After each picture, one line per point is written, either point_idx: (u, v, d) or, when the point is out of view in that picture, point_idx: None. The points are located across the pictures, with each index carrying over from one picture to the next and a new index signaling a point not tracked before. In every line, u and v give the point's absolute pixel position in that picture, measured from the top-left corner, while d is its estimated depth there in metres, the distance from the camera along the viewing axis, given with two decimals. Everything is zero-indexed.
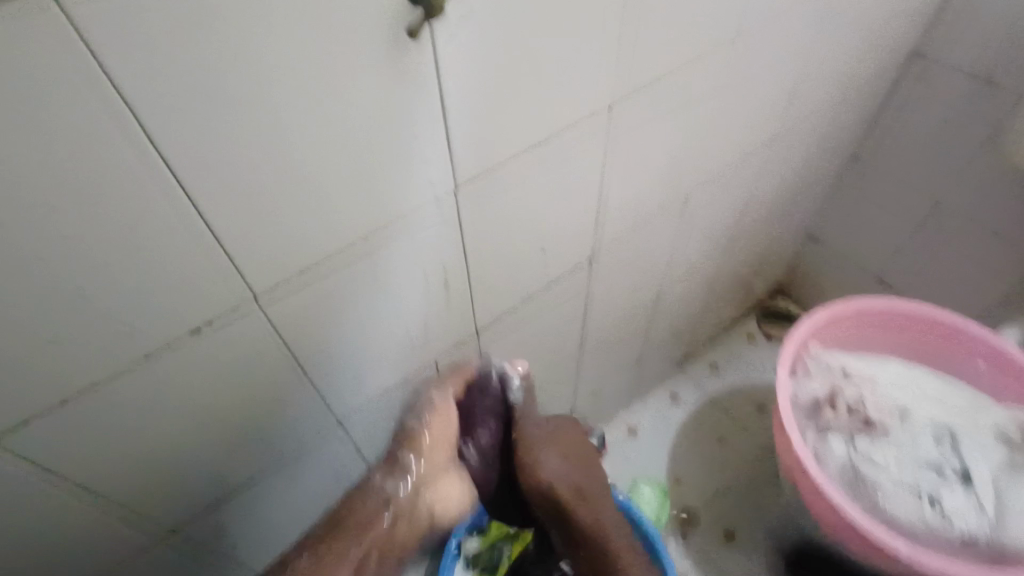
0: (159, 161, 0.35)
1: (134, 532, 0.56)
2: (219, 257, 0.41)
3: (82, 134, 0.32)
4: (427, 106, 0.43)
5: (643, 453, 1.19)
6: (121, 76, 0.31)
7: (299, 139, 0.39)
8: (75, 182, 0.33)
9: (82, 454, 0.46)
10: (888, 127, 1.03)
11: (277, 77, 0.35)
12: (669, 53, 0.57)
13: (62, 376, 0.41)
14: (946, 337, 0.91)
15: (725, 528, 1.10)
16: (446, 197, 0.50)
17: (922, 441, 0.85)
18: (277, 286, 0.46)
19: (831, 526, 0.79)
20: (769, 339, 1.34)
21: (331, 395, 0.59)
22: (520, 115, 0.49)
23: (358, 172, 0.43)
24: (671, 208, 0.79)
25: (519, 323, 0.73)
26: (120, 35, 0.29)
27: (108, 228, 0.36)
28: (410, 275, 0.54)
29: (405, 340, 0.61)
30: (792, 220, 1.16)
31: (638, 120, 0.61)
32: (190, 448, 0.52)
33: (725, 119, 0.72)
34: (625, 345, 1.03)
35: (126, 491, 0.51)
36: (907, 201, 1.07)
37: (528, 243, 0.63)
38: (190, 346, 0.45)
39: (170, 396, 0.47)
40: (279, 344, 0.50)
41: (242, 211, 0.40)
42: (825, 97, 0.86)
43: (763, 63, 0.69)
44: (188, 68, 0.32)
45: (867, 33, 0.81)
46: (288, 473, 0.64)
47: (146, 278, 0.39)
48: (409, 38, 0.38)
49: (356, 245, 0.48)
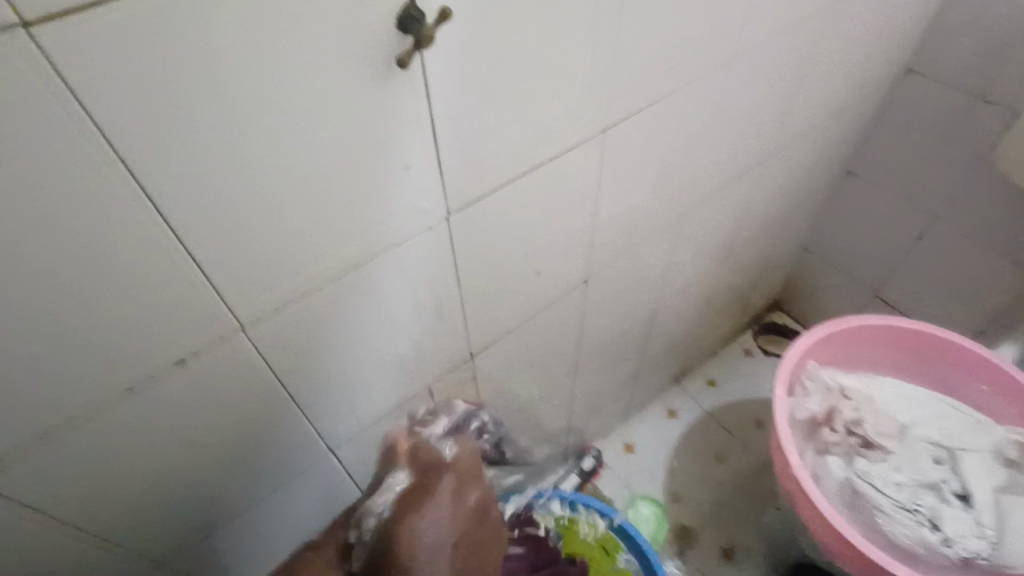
0: (142, 195, 0.34)
1: (118, 567, 0.54)
2: (204, 286, 0.40)
3: (64, 171, 0.31)
4: (418, 132, 0.42)
5: (640, 470, 1.17)
6: (98, 107, 0.30)
7: (288, 169, 0.38)
8: (52, 212, 0.32)
9: (65, 489, 0.45)
10: (878, 143, 1.04)
11: (263, 106, 0.34)
12: (661, 73, 0.56)
13: (43, 412, 0.39)
14: (948, 352, 0.90)
15: (722, 547, 1.08)
16: (437, 223, 0.49)
17: (921, 460, 0.84)
18: (266, 315, 0.45)
19: (833, 549, 0.78)
20: (765, 353, 1.34)
21: (321, 422, 0.58)
22: (514, 137, 0.49)
23: (347, 203, 0.42)
24: (666, 225, 0.78)
25: (513, 344, 0.72)
26: (100, 73, 0.29)
27: (89, 262, 0.35)
28: (402, 298, 0.53)
29: (397, 364, 0.59)
30: (787, 235, 1.15)
31: (633, 140, 0.61)
32: (175, 478, 0.51)
33: (721, 137, 0.72)
34: (621, 362, 1.02)
35: (109, 524, 0.50)
36: (902, 216, 1.07)
37: (522, 265, 0.62)
38: (176, 377, 0.44)
39: (154, 429, 0.46)
40: (267, 373, 0.49)
41: (225, 242, 0.39)
42: (821, 114, 0.87)
43: (757, 80, 0.69)
44: (172, 102, 0.31)
45: (860, 49, 0.81)
46: (279, 501, 0.62)
47: (127, 311, 0.38)
48: (399, 67, 0.38)
49: (345, 274, 0.47)
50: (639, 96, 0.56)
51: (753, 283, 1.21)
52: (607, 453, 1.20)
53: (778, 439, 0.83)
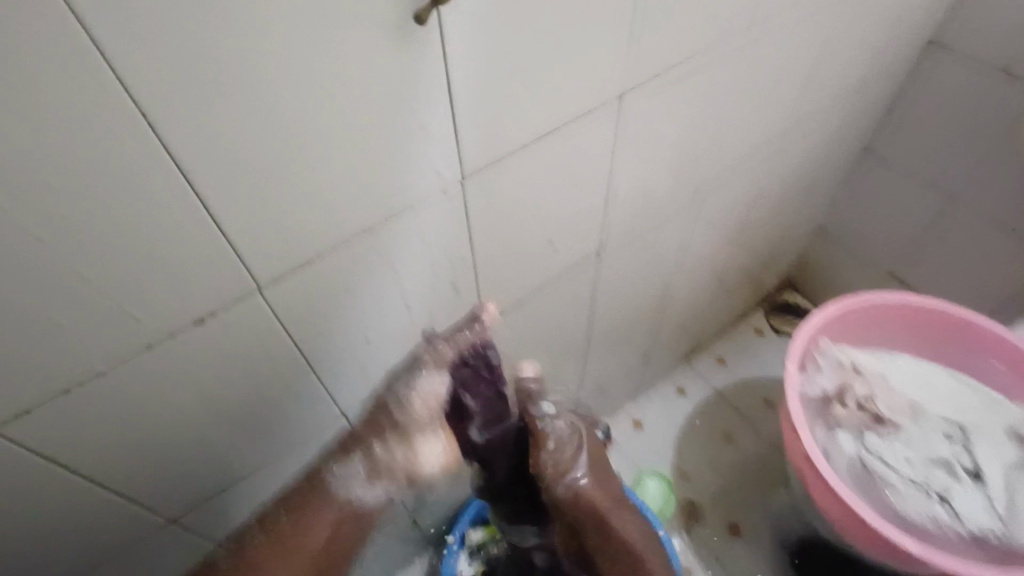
0: (165, 153, 0.34)
1: (136, 523, 0.56)
2: (221, 251, 0.41)
3: (87, 127, 0.31)
4: (436, 91, 0.42)
5: (649, 446, 1.18)
6: (122, 60, 0.30)
7: (305, 128, 0.38)
8: (68, 166, 0.32)
9: (87, 445, 0.46)
10: (895, 119, 1.02)
11: (277, 61, 0.34)
12: (682, 40, 0.55)
13: (66, 367, 0.40)
14: (964, 330, 0.89)
15: (729, 523, 1.09)
16: (452, 186, 0.49)
17: (934, 438, 0.84)
18: (285, 274, 0.45)
19: (843, 524, 0.78)
20: (776, 333, 1.33)
21: (336, 385, 0.59)
22: (528, 104, 0.48)
23: (363, 161, 0.42)
24: (681, 199, 0.78)
25: (525, 315, 0.72)
26: (120, 27, 0.29)
27: (113, 219, 0.35)
28: (419, 261, 0.53)
29: (409, 330, 0.60)
30: (802, 213, 1.14)
31: (651, 110, 0.60)
32: (193, 437, 0.52)
33: (739, 110, 0.71)
34: (632, 338, 1.02)
35: (128, 481, 0.51)
36: (922, 194, 1.05)
37: (536, 235, 0.62)
38: (196, 337, 0.44)
39: (174, 389, 0.47)
40: (283, 335, 0.49)
41: (246, 200, 0.39)
42: (841, 87, 0.85)
43: (779, 54, 0.68)
44: (191, 58, 0.31)
45: (885, 21, 0.79)
46: (292, 464, 0.63)
47: (150, 267, 0.39)
48: (417, 23, 0.37)
49: (360, 235, 0.47)
50: (658, 65, 0.56)
51: (765, 261, 1.20)
52: (616, 430, 1.20)
53: (789, 414, 0.83)
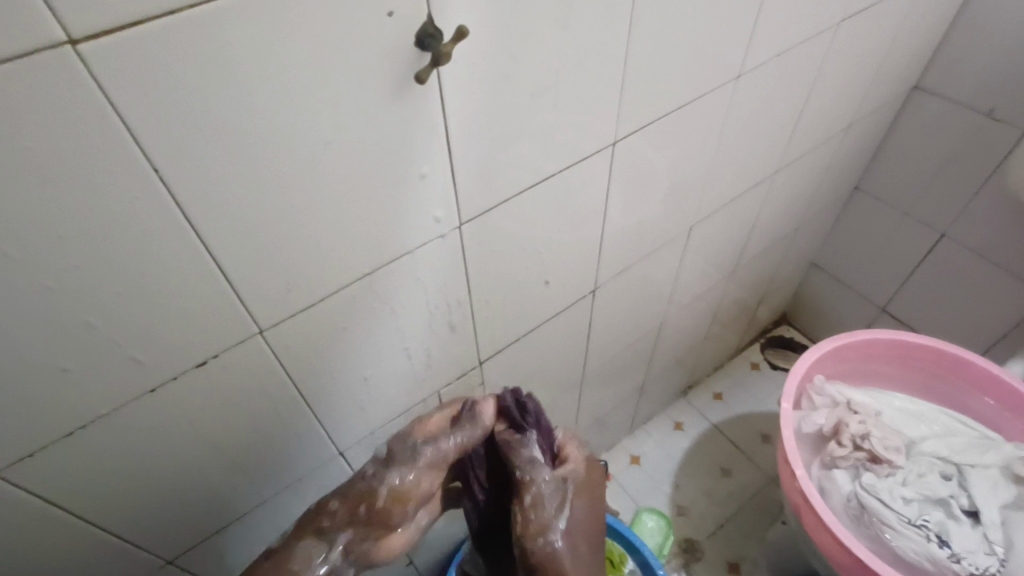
0: (174, 206, 0.35)
1: (130, 566, 0.55)
2: (223, 295, 0.42)
3: (101, 183, 0.32)
4: (434, 142, 0.43)
5: (646, 482, 1.17)
6: (138, 122, 0.31)
7: (308, 178, 0.39)
8: (82, 220, 0.33)
9: (86, 487, 0.46)
10: (883, 159, 1.05)
11: (283, 118, 0.36)
12: (672, 92, 0.58)
13: (68, 412, 0.41)
14: (955, 366, 0.91)
15: (728, 561, 1.08)
16: (450, 231, 0.51)
17: (929, 477, 0.83)
18: (285, 318, 0.46)
19: (842, 565, 0.77)
20: (773, 368, 1.34)
21: (333, 425, 0.59)
22: (521, 153, 0.50)
23: (364, 208, 0.44)
24: (675, 239, 0.79)
25: (522, 354, 0.73)
26: (136, 90, 0.30)
27: (120, 269, 0.36)
28: (417, 303, 0.54)
29: (406, 370, 0.60)
30: (794, 250, 1.16)
31: (643, 155, 0.62)
32: (189, 478, 0.52)
33: (729, 154, 0.73)
34: (629, 375, 1.02)
35: (123, 524, 0.51)
36: (910, 231, 1.07)
37: (532, 276, 0.63)
38: (196, 379, 0.45)
39: (174, 430, 0.47)
40: (282, 376, 0.50)
41: (249, 247, 0.40)
42: (829, 129, 0.87)
43: (767, 100, 0.71)
44: (201, 117, 0.33)
45: (868, 69, 0.82)
46: (287, 504, 0.63)
47: (154, 313, 0.40)
48: (416, 82, 0.39)
49: (360, 279, 0.48)
50: (649, 115, 0.58)
51: (759, 298, 1.22)
52: (613, 466, 1.20)
53: (784, 452, 0.83)
